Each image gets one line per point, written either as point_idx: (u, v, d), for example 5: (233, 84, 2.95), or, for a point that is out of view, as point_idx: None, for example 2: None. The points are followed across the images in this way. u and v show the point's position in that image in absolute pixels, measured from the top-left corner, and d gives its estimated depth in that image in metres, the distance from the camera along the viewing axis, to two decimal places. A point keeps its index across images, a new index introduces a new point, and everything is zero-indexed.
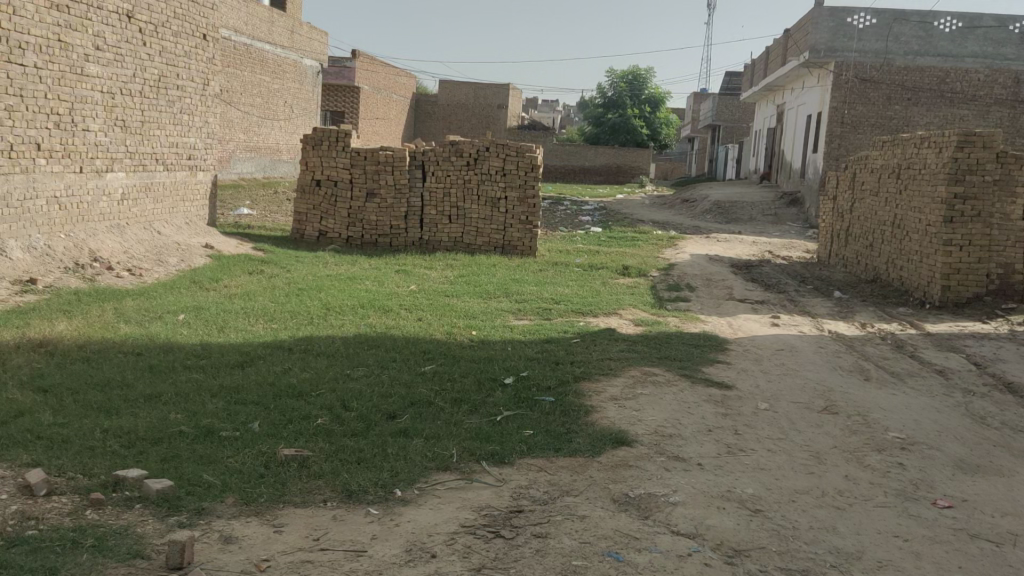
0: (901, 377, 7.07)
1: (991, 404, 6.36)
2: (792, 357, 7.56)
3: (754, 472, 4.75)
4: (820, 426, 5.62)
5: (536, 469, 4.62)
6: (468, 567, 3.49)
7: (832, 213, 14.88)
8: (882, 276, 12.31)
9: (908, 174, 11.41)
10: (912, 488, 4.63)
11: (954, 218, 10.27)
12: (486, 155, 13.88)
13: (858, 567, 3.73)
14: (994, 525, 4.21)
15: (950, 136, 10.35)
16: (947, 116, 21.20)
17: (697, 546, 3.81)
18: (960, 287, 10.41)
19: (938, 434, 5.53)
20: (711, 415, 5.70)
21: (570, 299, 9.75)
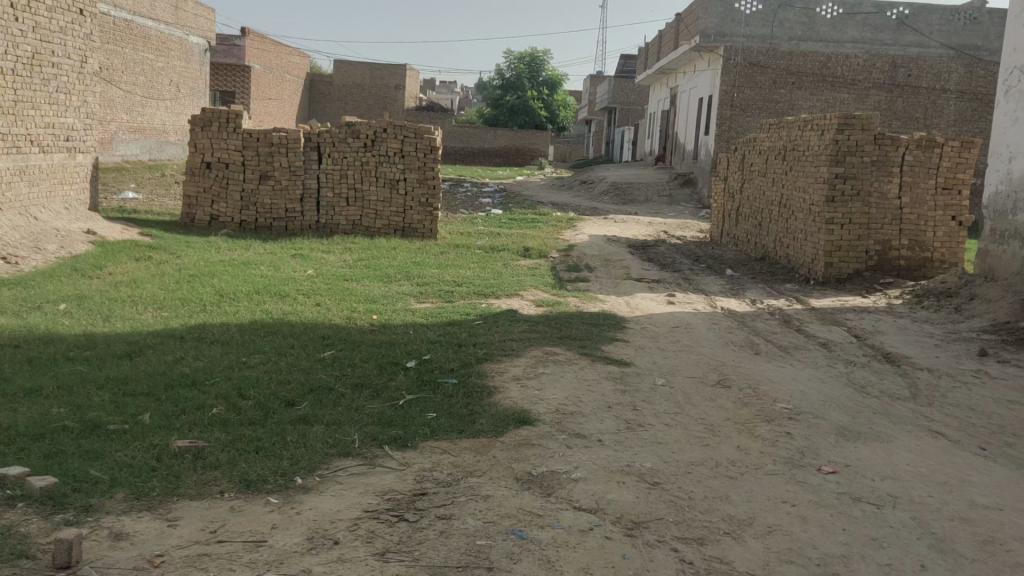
0: (789, 351, 7.38)
1: (871, 374, 6.73)
2: (687, 333, 7.80)
3: (652, 446, 4.89)
4: (714, 399, 5.82)
5: (439, 451, 4.63)
6: (372, 552, 3.47)
7: (724, 194, 15.34)
8: (770, 254, 12.80)
9: (793, 156, 11.87)
10: (799, 456, 4.85)
11: (835, 197, 10.75)
12: (383, 137, 13.70)
13: (749, 533, 3.89)
14: (874, 488, 4.46)
15: (832, 119, 10.81)
16: (830, 100, 22.21)
17: (599, 520, 3.90)
18: (842, 264, 10.94)
19: (823, 403, 5.81)
20: (610, 392, 5.83)
21: (472, 282, 9.75)
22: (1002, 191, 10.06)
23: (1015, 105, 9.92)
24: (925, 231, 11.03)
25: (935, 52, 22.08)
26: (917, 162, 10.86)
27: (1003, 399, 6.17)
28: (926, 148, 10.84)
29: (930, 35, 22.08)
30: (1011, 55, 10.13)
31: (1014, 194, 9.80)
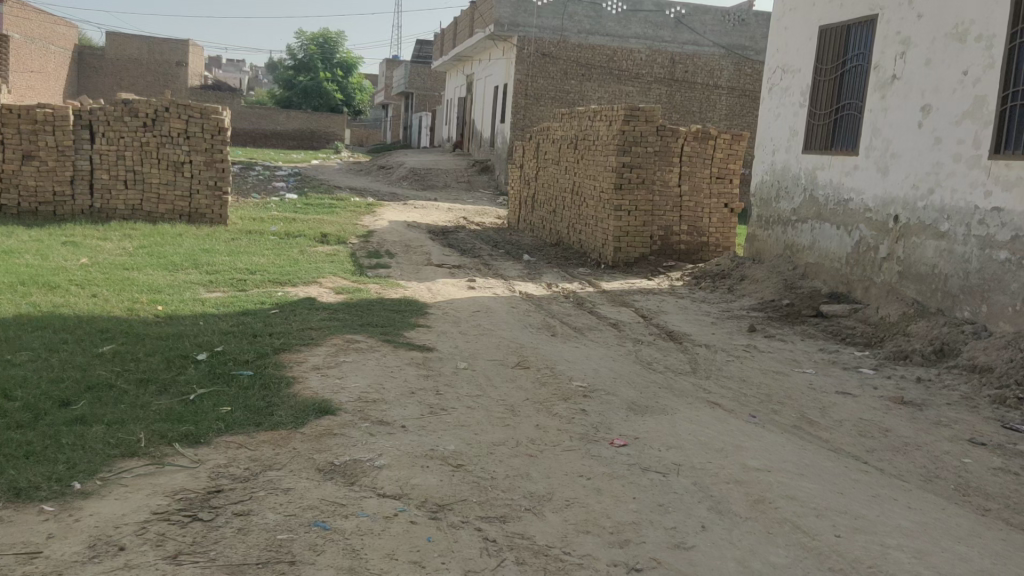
0: (583, 332, 7.71)
1: (657, 351, 7.17)
2: (487, 317, 7.95)
3: (455, 429, 4.94)
4: (514, 381, 5.98)
5: (235, 446, 4.43)
6: (163, 555, 3.27)
7: (520, 180, 15.74)
8: (564, 240, 13.30)
9: (584, 145, 12.37)
10: (594, 431, 5.09)
11: (623, 184, 11.33)
12: (165, 116, 12.86)
13: (548, 507, 4.04)
14: (661, 458, 4.77)
15: (619, 110, 11.35)
16: (616, 92, 23.36)
17: (403, 505, 3.90)
18: (629, 248, 11.56)
19: (615, 380, 6.13)
20: (413, 377, 5.83)
21: (266, 269, 9.39)
22: (767, 180, 11.02)
23: (777, 102, 10.89)
24: (702, 217, 11.92)
25: (709, 50, 23.73)
26: (694, 153, 11.66)
27: (769, 370, 6.80)
28: (701, 140, 11.66)
29: (704, 34, 23.69)
30: (773, 56, 11.11)
31: (776, 183, 10.77)
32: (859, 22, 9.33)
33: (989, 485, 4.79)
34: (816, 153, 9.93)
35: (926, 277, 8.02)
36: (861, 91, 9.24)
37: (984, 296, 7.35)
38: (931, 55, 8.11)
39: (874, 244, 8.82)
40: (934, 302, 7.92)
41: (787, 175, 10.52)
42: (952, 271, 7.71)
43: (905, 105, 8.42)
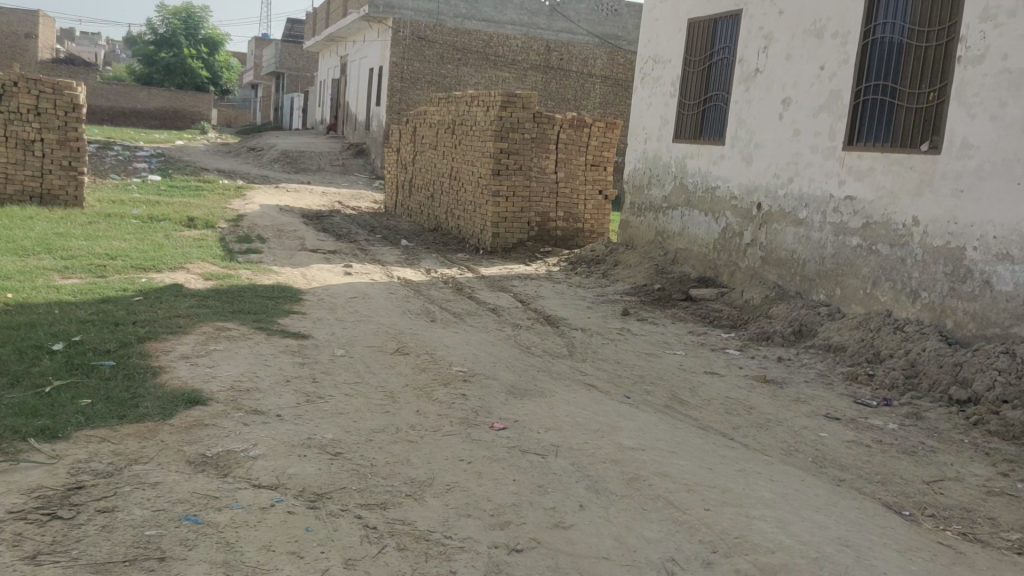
0: (462, 317, 7.71)
1: (535, 335, 7.26)
2: (365, 303, 7.83)
3: (333, 417, 4.85)
4: (393, 367, 5.92)
5: (97, 440, 4.19)
6: (18, 556, 3.06)
7: (396, 164, 15.56)
8: (442, 225, 13.26)
9: (461, 131, 12.35)
10: (474, 415, 5.10)
11: (500, 170, 11.39)
12: (12, 90, 11.97)
13: (429, 493, 4.03)
14: (540, 440, 4.84)
15: (496, 96, 11.38)
16: (492, 77, 23.40)
17: (280, 496, 3.79)
18: (507, 234, 11.65)
19: (494, 365, 6.16)
20: (288, 365, 5.68)
21: (129, 254, 8.90)
22: (639, 168, 11.32)
23: (649, 91, 11.19)
24: (578, 204, 12.13)
25: (583, 39, 24.08)
26: (569, 140, 11.83)
27: (643, 353, 7.00)
28: (577, 127, 11.84)
29: (578, 22, 24.03)
30: (645, 46, 11.40)
31: (648, 171, 11.08)
32: (725, 16, 9.69)
33: (844, 456, 5.11)
34: (685, 142, 10.28)
35: (786, 262, 8.46)
36: (727, 84, 9.61)
37: (838, 279, 7.82)
38: (791, 51, 8.52)
39: (739, 231, 9.21)
40: (793, 286, 8.36)
41: (658, 163, 10.84)
42: (810, 256, 8.16)
43: (768, 97, 8.82)
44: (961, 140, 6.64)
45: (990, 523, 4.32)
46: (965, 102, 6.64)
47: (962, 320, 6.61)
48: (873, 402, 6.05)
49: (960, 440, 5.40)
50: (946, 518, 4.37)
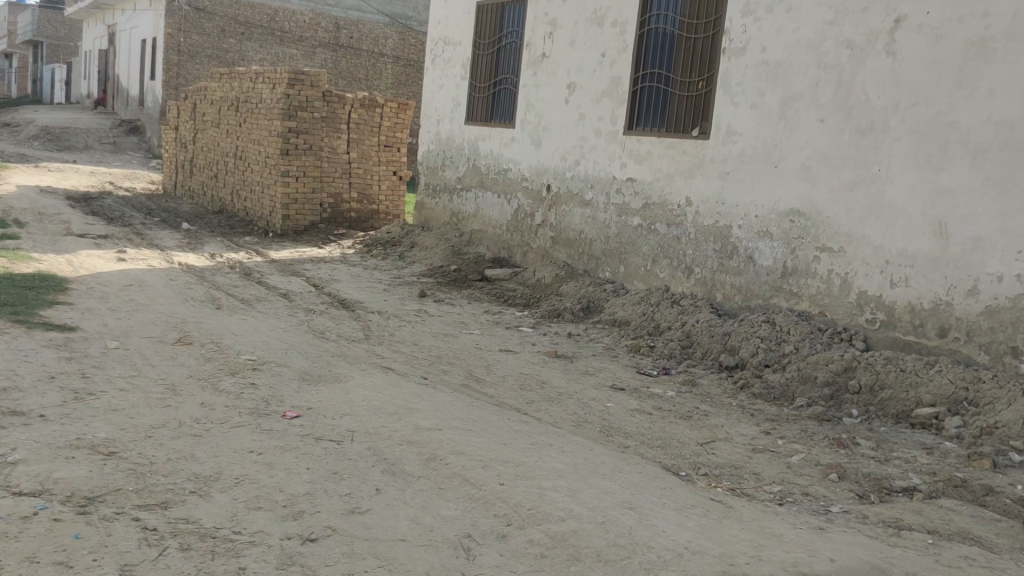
0: (250, 303, 7.39)
1: (329, 320, 7.10)
2: (142, 291, 7.30)
3: (106, 414, 4.49)
4: (174, 358, 5.57)
5: None
6: None
7: (175, 143, 14.63)
8: (227, 207, 12.64)
9: (246, 108, 11.80)
10: (264, 405, 4.91)
11: (289, 150, 11.01)
12: None
13: (216, 487, 3.84)
14: (335, 426, 4.74)
15: (282, 73, 10.99)
16: (279, 54, 22.58)
17: (45, 503, 3.46)
18: (298, 216, 11.30)
19: (286, 352, 5.96)
20: (52, 360, 5.19)
21: None
22: (432, 149, 11.34)
23: (440, 72, 11.22)
24: (371, 185, 11.97)
25: (373, 18, 23.78)
26: (361, 121, 11.63)
27: (439, 333, 7.04)
28: (368, 108, 11.66)
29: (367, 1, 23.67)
30: (434, 27, 11.41)
31: (441, 153, 11.12)
32: (512, 1, 9.87)
33: (628, 424, 5.41)
34: (477, 124, 10.41)
35: (575, 242, 8.80)
36: (515, 67, 9.82)
37: (621, 258, 8.24)
38: (575, 37, 8.83)
39: (530, 212, 9.47)
40: (581, 264, 8.72)
41: (451, 145, 10.91)
42: (596, 236, 8.53)
43: (554, 82, 9.11)
44: (727, 127, 7.22)
45: (755, 477, 4.74)
46: (729, 91, 7.22)
47: (730, 293, 7.19)
48: (654, 372, 6.45)
49: (729, 403, 5.88)
50: (717, 476, 4.74)
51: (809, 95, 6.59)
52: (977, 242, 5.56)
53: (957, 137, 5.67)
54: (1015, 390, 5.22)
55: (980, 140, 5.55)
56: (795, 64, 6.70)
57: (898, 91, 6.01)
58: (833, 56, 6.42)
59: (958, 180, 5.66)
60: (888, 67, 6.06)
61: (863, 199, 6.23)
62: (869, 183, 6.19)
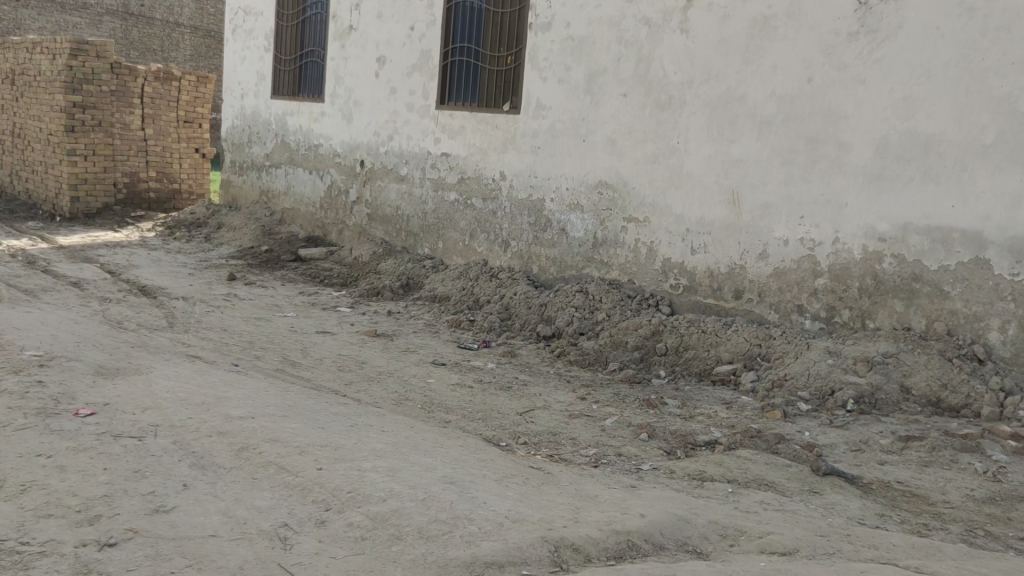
0: (36, 294, 6.78)
1: (127, 308, 6.63)
2: None
3: None
4: None
5: None
6: None
7: None
8: (5, 189, 11.49)
9: (22, 80, 10.75)
10: (53, 404, 4.52)
11: (75, 127, 10.16)
12: None
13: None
14: (135, 421, 4.44)
15: (62, 42, 10.09)
16: (59, 22, 20.23)
17: None
18: (89, 198, 10.47)
19: (78, 345, 5.51)
20: None
21: None
22: (237, 125, 10.82)
23: (241, 44, 10.70)
24: (171, 163, 11.29)
25: None
26: (156, 95, 10.92)
27: (250, 318, 6.76)
28: (163, 81, 10.98)
29: None
30: None
31: (247, 128, 10.62)
32: None
33: (448, 399, 5.42)
34: (283, 99, 10.03)
35: (391, 218, 8.70)
36: (322, 40, 9.52)
37: (438, 233, 8.23)
38: (382, 9, 8.66)
39: (344, 188, 9.24)
40: (399, 241, 8.63)
41: (257, 120, 10.45)
42: (413, 212, 8.46)
43: (363, 55, 8.90)
44: (537, 102, 7.35)
45: (571, 442, 4.89)
46: (537, 66, 7.33)
47: (545, 265, 7.36)
48: (474, 345, 6.49)
49: (547, 371, 6.03)
50: (536, 443, 4.85)
51: (612, 70, 6.81)
52: (766, 209, 6.05)
53: (745, 111, 6.09)
54: (801, 345, 5.69)
55: (765, 114, 5.99)
56: (598, 39, 6.89)
57: (692, 66, 6.33)
58: (632, 33, 6.66)
59: (748, 151, 6.10)
60: (682, 43, 6.37)
61: (664, 171, 6.56)
62: (669, 156, 6.52)
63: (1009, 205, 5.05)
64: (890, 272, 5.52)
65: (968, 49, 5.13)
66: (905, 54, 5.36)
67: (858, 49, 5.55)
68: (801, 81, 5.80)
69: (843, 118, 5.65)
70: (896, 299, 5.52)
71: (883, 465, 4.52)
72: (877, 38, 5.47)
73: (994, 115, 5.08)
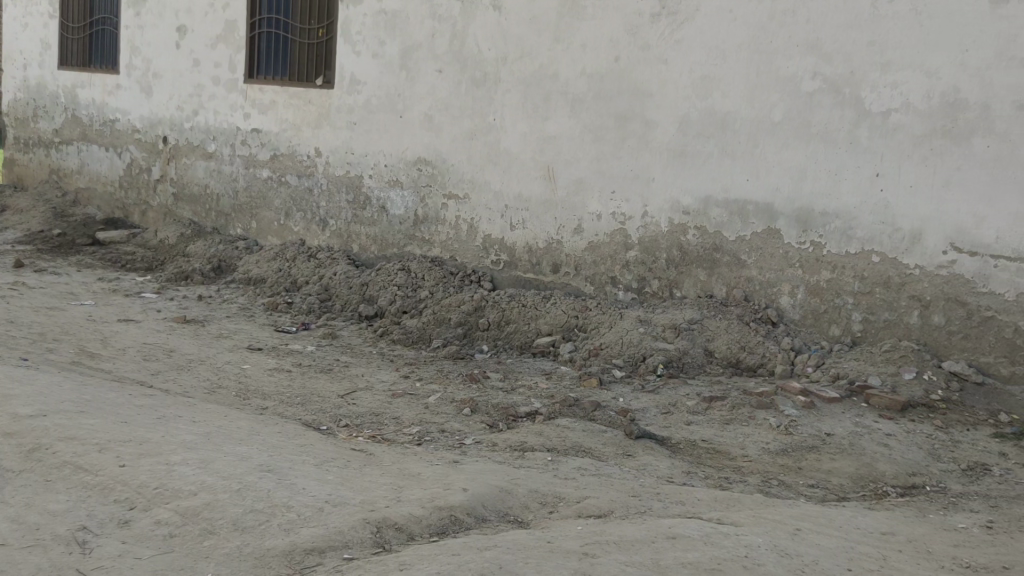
0: None
1: None
2: None
3: None
4: None
5: None
6: None
7: None
8: None
9: None
10: None
11: None
12: None
13: None
14: None
15: None
16: None
17: None
18: None
19: None
20: None
21: None
22: (20, 98, 9.88)
23: (23, 9, 9.78)
24: None
25: None
26: None
27: (42, 307, 6.22)
28: None
29: None
30: None
31: (32, 101, 9.73)
32: None
33: (266, 385, 5.24)
34: (73, 70, 9.25)
35: (200, 197, 8.25)
36: (115, 7, 8.87)
37: (252, 213, 7.89)
38: None
39: (145, 166, 8.66)
40: (209, 222, 8.20)
41: (43, 93, 9.59)
42: (223, 191, 8.07)
43: (161, 25, 8.36)
44: (351, 76, 7.18)
45: (394, 421, 4.85)
46: (350, 40, 7.17)
47: (365, 244, 7.23)
48: (292, 328, 6.29)
49: (369, 352, 5.94)
50: (357, 425, 4.78)
51: (426, 46, 6.77)
52: (579, 184, 6.24)
53: (557, 88, 6.24)
54: (615, 315, 5.92)
55: (576, 91, 6.17)
56: (411, 13, 6.83)
57: (505, 43, 6.41)
58: (446, 8, 6.65)
59: (561, 127, 6.26)
60: (495, 20, 6.43)
61: (481, 147, 6.61)
62: (486, 132, 6.57)
63: (795, 179, 5.48)
64: (693, 244, 5.85)
65: (758, 32, 5.49)
66: (702, 35, 5.67)
67: (660, 30, 5.81)
68: (608, 60, 6.01)
69: (648, 96, 5.90)
70: (699, 269, 5.86)
71: (690, 425, 4.79)
72: (677, 19, 5.74)
73: (781, 95, 5.47)
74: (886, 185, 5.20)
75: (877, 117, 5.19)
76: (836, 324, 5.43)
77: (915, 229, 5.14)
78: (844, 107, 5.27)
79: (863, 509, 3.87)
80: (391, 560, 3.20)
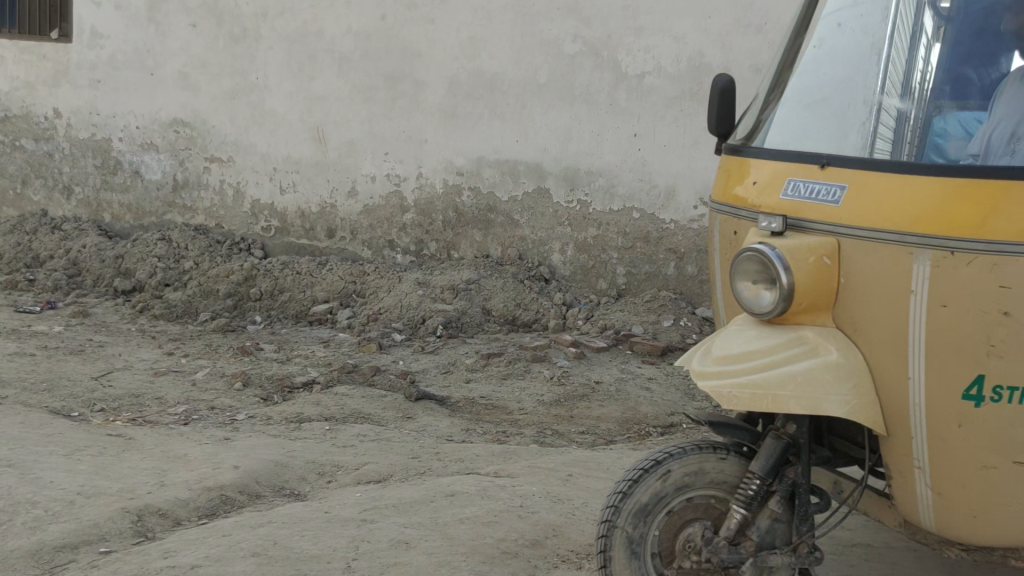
0: None
1: None
2: None
3: None
4: None
5: None
6: None
7: None
8: None
9: None
10: None
11: None
12: None
13: None
14: None
15: None
16: None
17: None
18: None
19: None
20: None
21: None
22: None
23: None
24: None
25: None
26: None
27: None
28: None
29: None
30: None
31: None
32: None
33: (5, 372, 4.70)
34: None
35: None
36: None
37: None
38: None
39: None
40: None
41: None
42: None
43: None
44: (91, 29, 6.53)
45: (157, 402, 4.52)
46: None
47: (118, 213, 6.65)
48: (36, 308, 5.68)
49: (127, 329, 5.49)
50: (116, 409, 4.41)
51: None
52: (351, 146, 6.10)
53: (323, 47, 6.05)
54: (393, 279, 5.87)
55: (343, 50, 6.01)
56: None
57: None
58: None
59: (329, 88, 6.08)
60: None
61: (244, 108, 6.26)
62: (248, 92, 6.23)
63: (561, 140, 5.72)
64: (467, 204, 5.91)
65: None
66: None
67: None
68: (375, 18, 5.92)
69: (417, 57, 5.88)
70: (474, 229, 5.92)
71: (468, 383, 4.86)
72: None
73: (546, 57, 5.70)
74: (642, 144, 5.63)
75: (632, 80, 5.59)
76: (602, 278, 5.77)
77: (669, 185, 5.62)
78: (603, 70, 5.61)
79: (629, 450, 4.10)
80: (153, 549, 2.98)
